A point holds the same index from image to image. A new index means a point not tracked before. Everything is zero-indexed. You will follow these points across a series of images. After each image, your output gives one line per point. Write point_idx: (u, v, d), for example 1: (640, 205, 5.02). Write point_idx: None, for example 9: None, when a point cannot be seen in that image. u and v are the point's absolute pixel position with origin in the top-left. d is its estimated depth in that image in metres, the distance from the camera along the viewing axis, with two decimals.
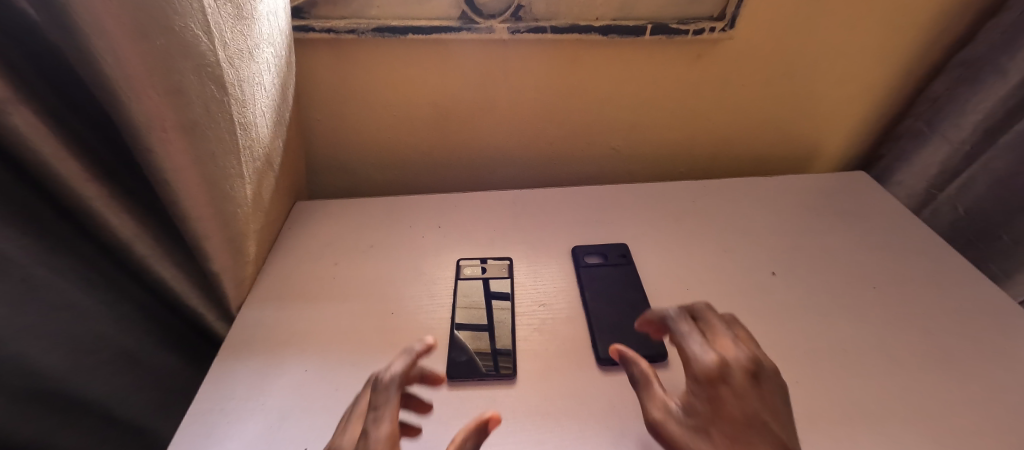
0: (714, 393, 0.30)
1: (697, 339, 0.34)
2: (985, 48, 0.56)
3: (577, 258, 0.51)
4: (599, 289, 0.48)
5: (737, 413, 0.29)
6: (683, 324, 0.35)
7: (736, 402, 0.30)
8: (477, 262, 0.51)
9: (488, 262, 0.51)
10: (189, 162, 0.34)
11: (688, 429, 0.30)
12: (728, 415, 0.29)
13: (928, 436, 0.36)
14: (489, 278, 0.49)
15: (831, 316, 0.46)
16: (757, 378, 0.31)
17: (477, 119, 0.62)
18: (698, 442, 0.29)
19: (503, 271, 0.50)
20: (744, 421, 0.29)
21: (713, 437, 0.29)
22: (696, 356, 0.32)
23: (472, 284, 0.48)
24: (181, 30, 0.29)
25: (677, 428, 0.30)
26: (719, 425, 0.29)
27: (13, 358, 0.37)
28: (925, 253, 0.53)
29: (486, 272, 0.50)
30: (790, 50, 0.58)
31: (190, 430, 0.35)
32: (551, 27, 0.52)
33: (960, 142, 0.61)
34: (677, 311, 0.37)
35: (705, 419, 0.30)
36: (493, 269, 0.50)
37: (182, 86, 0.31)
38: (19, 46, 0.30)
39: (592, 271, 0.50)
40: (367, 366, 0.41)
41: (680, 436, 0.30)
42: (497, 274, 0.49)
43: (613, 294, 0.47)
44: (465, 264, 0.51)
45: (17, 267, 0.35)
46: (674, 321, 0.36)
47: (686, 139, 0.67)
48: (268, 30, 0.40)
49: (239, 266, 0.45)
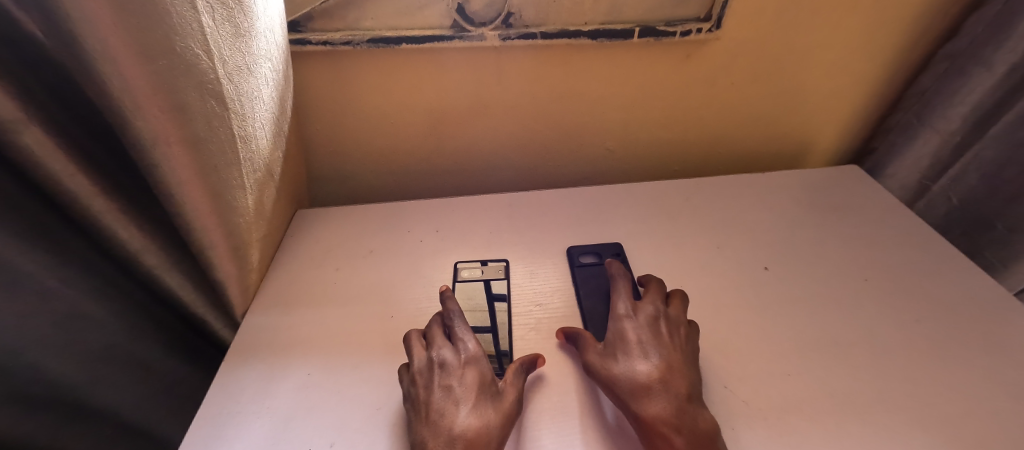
0: (621, 326, 0.40)
1: (621, 291, 0.43)
2: (970, 39, 0.57)
3: (572, 258, 0.52)
4: (594, 287, 0.49)
5: (638, 339, 0.39)
6: (617, 281, 0.44)
7: (640, 331, 0.40)
8: (475, 265, 0.52)
9: (487, 264, 0.52)
10: (193, 175, 0.36)
11: (600, 353, 0.39)
12: (629, 340, 0.39)
13: (917, 424, 0.37)
14: (487, 280, 0.50)
15: (822, 309, 0.47)
16: (660, 317, 0.41)
17: (472, 124, 0.63)
18: (605, 361, 0.38)
19: (500, 273, 0.51)
20: (639, 342, 0.39)
21: (617, 356, 0.38)
22: (616, 303, 0.42)
23: (472, 287, 0.49)
24: (183, 50, 0.31)
25: (593, 356, 0.39)
26: (623, 348, 0.39)
27: (25, 367, 0.39)
28: (917, 245, 0.54)
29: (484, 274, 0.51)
30: (778, 48, 0.59)
31: (198, 433, 0.36)
32: (540, 33, 0.53)
33: (950, 134, 0.62)
34: (617, 268, 0.46)
35: (612, 345, 0.39)
36: (489, 271, 0.51)
37: (185, 103, 0.33)
38: (31, 69, 0.31)
39: (586, 270, 0.51)
40: (369, 368, 0.42)
41: (594, 363, 0.39)
42: (493, 276, 0.50)
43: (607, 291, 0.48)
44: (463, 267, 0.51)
45: (32, 279, 0.37)
46: (614, 277, 0.45)
47: (678, 138, 0.67)
48: (265, 46, 0.42)
49: (244, 274, 0.46)
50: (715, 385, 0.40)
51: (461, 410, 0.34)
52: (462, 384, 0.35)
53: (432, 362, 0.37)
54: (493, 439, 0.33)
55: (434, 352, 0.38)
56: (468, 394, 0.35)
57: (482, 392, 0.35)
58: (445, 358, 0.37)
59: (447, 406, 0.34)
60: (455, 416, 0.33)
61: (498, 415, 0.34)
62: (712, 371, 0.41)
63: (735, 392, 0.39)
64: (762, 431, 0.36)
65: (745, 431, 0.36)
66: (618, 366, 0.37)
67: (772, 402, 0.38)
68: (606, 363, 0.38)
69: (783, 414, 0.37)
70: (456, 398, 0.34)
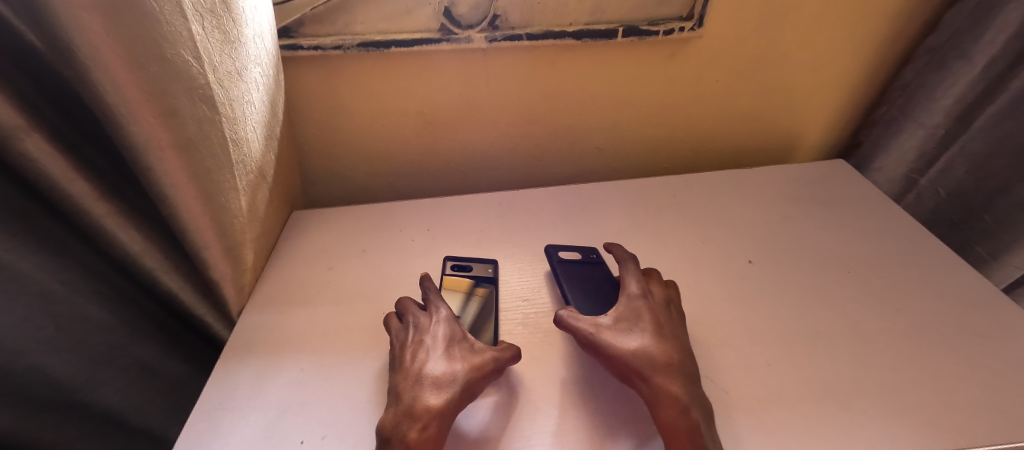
0: (636, 306, 0.41)
1: (633, 272, 0.45)
2: (949, 33, 0.58)
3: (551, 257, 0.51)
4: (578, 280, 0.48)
5: (655, 318, 0.40)
6: (627, 264, 0.46)
7: (657, 312, 0.41)
8: (464, 262, 0.52)
9: (475, 262, 0.52)
10: (186, 177, 0.37)
11: (616, 330, 0.39)
12: (647, 319, 0.40)
13: (897, 412, 0.38)
14: (474, 276, 0.50)
15: (805, 300, 0.47)
16: (670, 302, 0.43)
17: (462, 124, 0.64)
18: (624, 338, 0.38)
19: (488, 271, 0.51)
20: (655, 321, 0.40)
21: (636, 334, 0.39)
22: (629, 282, 0.44)
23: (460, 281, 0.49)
24: (173, 57, 0.32)
25: (607, 331, 0.39)
26: (641, 326, 0.39)
27: (30, 368, 0.40)
28: (900, 236, 0.55)
29: (472, 269, 0.51)
30: (761, 45, 0.60)
31: (194, 428, 0.38)
32: (526, 34, 0.55)
33: (935, 127, 0.63)
34: (626, 253, 0.47)
35: (630, 322, 0.40)
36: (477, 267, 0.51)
37: (176, 108, 0.34)
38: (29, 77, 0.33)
39: (568, 266, 0.50)
40: (361, 364, 0.43)
41: (612, 338, 0.38)
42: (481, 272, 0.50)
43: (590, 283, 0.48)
44: (455, 262, 0.51)
45: (36, 282, 0.38)
46: (623, 260, 0.46)
47: (666, 135, 0.68)
48: (254, 52, 0.43)
49: (238, 274, 0.47)
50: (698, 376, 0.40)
51: (430, 357, 0.37)
52: (432, 337, 0.39)
53: (407, 324, 0.41)
54: (461, 381, 0.35)
55: (411, 316, 0.41)
56: (438, 345, 0.38)
57: (451, 343, 0.38)
58: (417, 318, 0.41)
59: (418, 354, 0.37)
60: (425, 361, 0.36)
61: (467, 362, 0.37)
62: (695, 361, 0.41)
63: (717, 382, 0.40)
64: (744, 420, 0.37)
65: (727, 420, 0.37)
66: (640, 343, 0.38)
67: (753, 391, 0.39)
68: (626, 339, 0.38)
69: (763, 402, 0.38)
70: (426, 348, 0.38)
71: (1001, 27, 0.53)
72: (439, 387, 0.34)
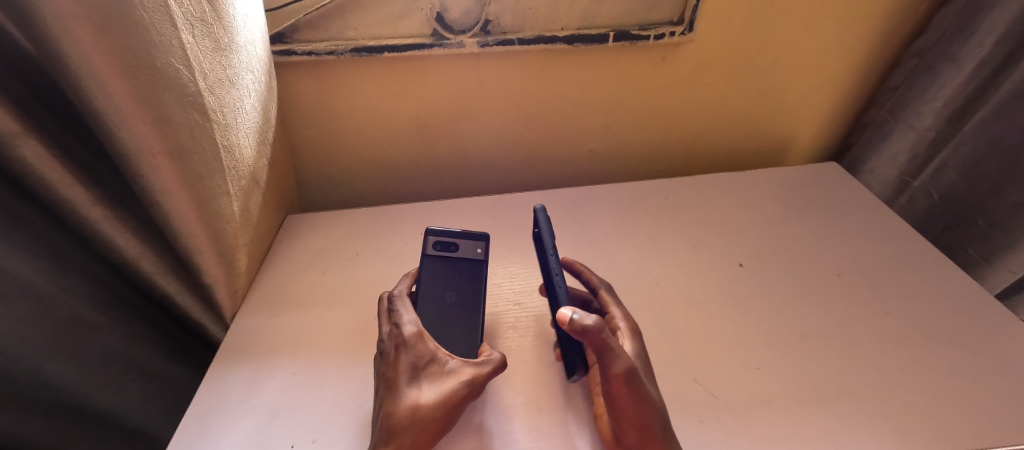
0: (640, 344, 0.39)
1: (618, 305, 0.43)
2: (938, 36, 0.59)
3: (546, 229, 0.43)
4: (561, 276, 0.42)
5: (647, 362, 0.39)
6: (608, 293, 0.44)
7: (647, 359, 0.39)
8: (447, 238, 0.44)
9: (462, 239, 0.44)
10: (178, 183, 0.37)
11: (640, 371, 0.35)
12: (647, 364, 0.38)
13: (882, 414, 0.38)
14: (459, 259, 0.44)
15: (795, 303, 0.48)
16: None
17: (456, 127, 0.64)
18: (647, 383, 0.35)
19: (478, 252, 0.44)
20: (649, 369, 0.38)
21: (648, 379, 0.36)
22: (624, 315, 0.41)
23: (444, 265, 0.43)
24: (164, 66, 0.32)
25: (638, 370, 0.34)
26: (648, 374, 0.36)
27: (28, 372, 0.40)
28: (891, 239, 0.55)
29: (457, 250, 0.44)
30: (752, 49, 0.60)
31: (186, 431, 0.38)
32: (518, 39, 0.55)
33: (926, 130, 0.63)
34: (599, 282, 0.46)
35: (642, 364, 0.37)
36: (466, 247, 0.44)
37: (167, 115, 0.34)
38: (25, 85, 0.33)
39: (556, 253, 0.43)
40: (353, 366, 0.44)
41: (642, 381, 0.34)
42: (469, 255, 0.44)
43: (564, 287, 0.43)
44: (437, 240, 0.44)
45: (32, 287, 0.38)
46: (604, 289, 0.44)
47: (660, 138, 0.69)
48: (247, 59, 0.43)
49: (232, 277, 0.48)
50: (686, 380, 0.40)
51: (392, 394, 0.35)
52: (396, 367, 0.36)
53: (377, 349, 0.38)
54: (421, 421, 0.33)
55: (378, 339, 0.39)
56: (401, 377, 0.35)
57: (416, 374, 0.36)
58: (384, 341, 0.38)
59: (383, 389, 0.35)
60: (387, 399, 0.35)
61: (431, 397, 0.34)
62: (683, 364, 0.42)
63: (705, 386, 0.40)
64: (729, 424, 0.37)
65: (712, 423, 0.37)
66: (656, 392, 0.35)
67: (740, 394, 0.39)
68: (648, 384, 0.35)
69: (751, 406, 0.38)
70: (389, 382, 0.35)
71: (990, 30, 0.53)
72: (395, 432, 0.32)
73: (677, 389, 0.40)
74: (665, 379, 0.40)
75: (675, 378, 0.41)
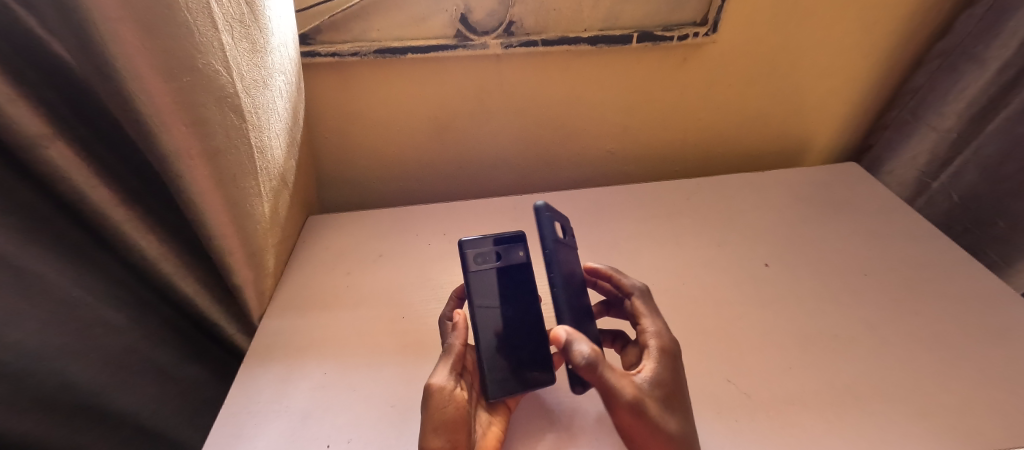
0: (671, 364, 0.35)
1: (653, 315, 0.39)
2: (961, 37, 0.59)
3: (541, 227, 0.40)
4: (571, 279, 0.40)
5: (682, 382, 0.36)
6: (645, 301, 0.41)
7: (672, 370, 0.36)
8: (485, 247, 0.41)
9: (501, 245, 0.41)
10: (213, 184, 0.37)
11: (659, 400, 0.33)
12: (681, 385, 0.35)
13: (917, 413, 0.38)
14: (506, 266, 0.41)
15: (822, 303, 0.48)
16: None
17: (477, 129, 0.64)
18: (667, 412, 0.33)
19: (521, 254, 0.42)
20: (671, 384, 0.35)
21: (674, 406, 0.33)
22: (659, 331, 0.37)
23: (492, 278, 0.40)
24: (205, 67, 0.32)
25: (650, 400, 0.32)
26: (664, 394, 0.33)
27: (51, 373, 0.39)
28: (915, 239, 0.56)
29: (501, 258, 0.41)
30: (772, 50, 0.61)
31: (221, 432, 0.38)
32: (541, 40, 0.55)
33: (947, 131, 0.64)
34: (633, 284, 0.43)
35: (669, 388, 0.34)
36: (508, 253, 0.41)
37: (206, 117, 0.34)
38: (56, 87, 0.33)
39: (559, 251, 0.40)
40: (382, 366, 0.44)
41: (657, 412, 0.32)
42: (513, 260, 0.41)
43: (580, 288, 0.40)
44: (474, 252, 0.40)
45: (56, 288, 0.38)
46: (641, 295, 0.41)
47: (678, 138, 0.69)
48: (279, 60, 0.44)
49: (260, 278, 0.48)
50: (719, 379, 0.40)
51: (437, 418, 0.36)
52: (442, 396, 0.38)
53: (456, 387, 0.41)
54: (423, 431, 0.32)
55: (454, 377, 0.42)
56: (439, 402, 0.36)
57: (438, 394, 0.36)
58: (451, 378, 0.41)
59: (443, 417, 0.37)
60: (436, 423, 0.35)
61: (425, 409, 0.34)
62: (715, 364, 0.42)
63: (738, 386, 0.40)
64: (764, 423, 0.37)
65: (746, 423, 0.37)
66: (680, 419, 0.33)
67: (774, 394, 0.39)
68: (669, 415, 0.33)
69: (786, 406, 0.38)
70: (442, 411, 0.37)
71: (1014, 31, 0.54)
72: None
73: (711, 387, 0.40)
74: (699, 379, 0.40)
75: (708, 378, 0.41)
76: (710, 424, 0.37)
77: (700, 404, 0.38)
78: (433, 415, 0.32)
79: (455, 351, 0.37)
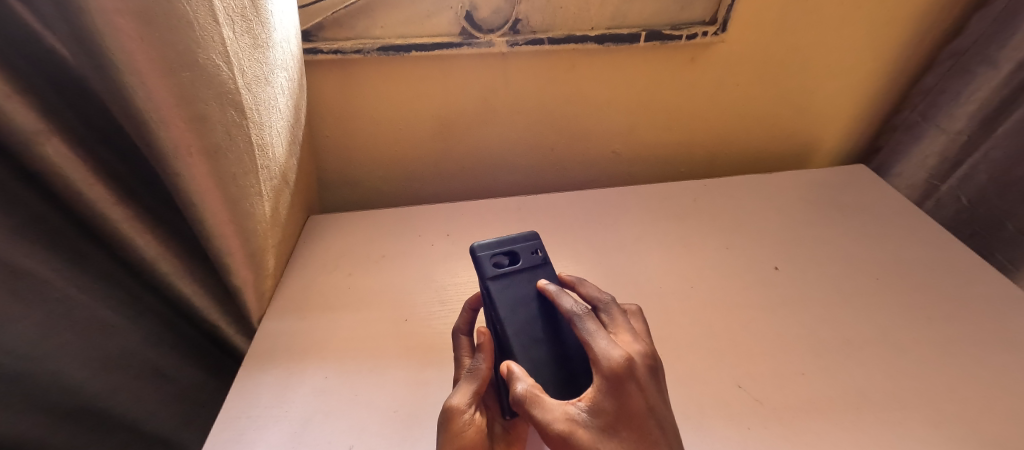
0: (620, 388, 0.28)
1: (604, 332, 0.31)
2: (974, 38, 0.60)
3: (479, 267, 0.39)
4: (517, 309, 0.37)
5: (641, 405, 0.28)
6: (589, 320, 0.32)
7: (626, 391, 0.28)
8: (499, 250, 0.40)
9: (516, 246, 0.40)
10: (212, 182, 0.36)
11: (597, 429, 0.28)
12: (637, 409, 0.28)
13: (935, 421, 0.37)
14: (524, 268, 0.39)
15: (834, 307, 0.47)
16: (652, 373, 0.31)
17: (481, 129, 0.63)
18: (608, 442, 0.27)
19: (537, 254, 0.40)
20: (618, 408, 0.28)
21: (622, 434, 0.28)
22: (604, 351, 0.30)
23: (510, 280, 0.38)
24: (205, 62, 0.31)
25: (584, 431, 0.28)
26: (604, 421, 0.28)
27: (46, 376, 0.38)
28: (926, 242, 0.55)
29: (519, 259, 0.40)
30: (780, 51, 0.60)
31: (218, 437, 0.37)
32: (548, 39, 0.54)
33: (957, 132, 0.63)
34: (581, 304, 0.34)
35: (615, 415, 0.28)
36: (524, 253, 0.40)
37: (206, 113, 0.33)
38: (51, 82, 0.32)
39: (503, 283, 0.38)
40: (385, 371, 0.43)
41: (590, 442, 0.27)
42: (530, 261, 0.40)
43: (531, 315, 0.36)
44: (489, 254, 0.40)
45: (53, 289, 0.37)
46: (580, 317, 0.32)
47: (684, 139, 0.68)
48: (281, 56, 0.43)
49: (260, 279, 0.47)
50: (731, 386, 0.39)
51: None
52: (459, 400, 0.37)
53: None
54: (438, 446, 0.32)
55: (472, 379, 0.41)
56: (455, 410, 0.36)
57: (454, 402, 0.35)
58: None
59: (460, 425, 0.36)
60: None
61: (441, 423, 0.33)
62: (725, 369, 0.41)
63: (750, 392, 0.39)
64: (777, 430, 0.36)
65: (760, 430, 0.36)
66: (630, 448, 0.27)
67: (788, 400, 0.38)
68: (611, 444, 0.27)
69: (799, 412, 0.38)
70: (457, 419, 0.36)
71: None
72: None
73: (722, 394, 0.39)
74: (709, 384, 0.40)
75: (719, 384, 0.40)
76: (721, 430, 0.36)
77: (710, 412, 0.37)
78: (451, 439, 0.31)
79: (480, 375, 0.34)
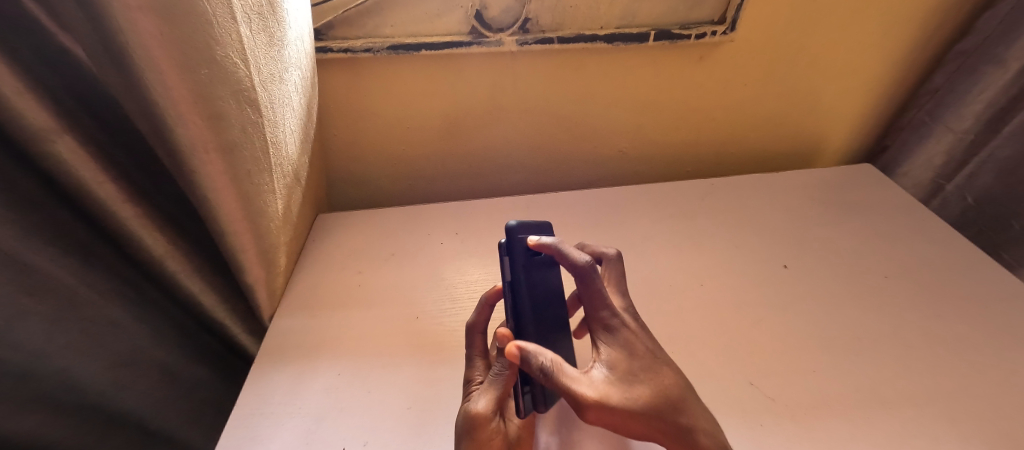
0: (621, 338, 0.33)
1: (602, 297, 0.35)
2: (982, 37, 0.60)
3: (509, 249, 0.37)
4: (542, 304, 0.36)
5: (642, 347, 0.34)
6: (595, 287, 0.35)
7: (626, 339, 0.33)
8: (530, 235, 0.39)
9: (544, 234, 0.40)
10: (227, 180, 0.36)
11: (621, 380, 0.31)
12: (640, 351, 0.33)
13: (946, 419, 0.37)
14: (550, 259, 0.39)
15: (844, 305, 0.47)
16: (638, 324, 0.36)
17: (489, 128, 0.64)
18: (632, 387, 0.31)
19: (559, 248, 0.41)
20: (627, 355, 0.33)
21: (639, 375, 0.32)
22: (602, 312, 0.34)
23: (539, 270, 0.37)
24: (222, 60, 0.31)
25: (612, 386, 0.31)
26: (623, 369, 0.32)
27: (53, 373, 0.38)
28: (933, 240, 0.55)
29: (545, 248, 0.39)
30: (787, 50, 0.60)
31: (232, 434, 0.37)
32: (557, 38, 0.55)
33: (964, 132, 0.64)
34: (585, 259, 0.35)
35: (628, 362, 0.32)
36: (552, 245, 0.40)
37: (222, 111, 0.33)
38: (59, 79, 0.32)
39: (533, 273, 0.37)
40: (395, 368, 0.43)
41: (620, 393, 0.30)
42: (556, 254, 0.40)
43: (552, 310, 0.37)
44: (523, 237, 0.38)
45: (60, 286, 0.37)
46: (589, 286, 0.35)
47: (691, 138, 0.68)
48: (295, 54, 0.43)
49: (271, 276, 0.47)
50: (742, 383, 0.40)
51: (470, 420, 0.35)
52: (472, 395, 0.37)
53: None
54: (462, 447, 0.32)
55: None
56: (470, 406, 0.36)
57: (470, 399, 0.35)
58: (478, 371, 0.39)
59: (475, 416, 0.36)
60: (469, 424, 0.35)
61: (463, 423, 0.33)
62: (737, 367, 0.41)
63: (762, 389, 0.39)
64: (789, 427, 0.36)
65: (772, 426, 0.36)
66: (648, 384, 0.32)
67: (799, 397, 0.39)
68: (635, 387, 0.31)
69: (811, 410, 0.38)
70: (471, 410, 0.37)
71: None
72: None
73: (733, 391, 0.39)
74: (721, 381, 0.40)
75: (731, 382, 0.40)
76: (735, 428, 0.36)
77: (724, 409, 0.37)
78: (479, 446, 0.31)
79: (505, 381, 0.33)
